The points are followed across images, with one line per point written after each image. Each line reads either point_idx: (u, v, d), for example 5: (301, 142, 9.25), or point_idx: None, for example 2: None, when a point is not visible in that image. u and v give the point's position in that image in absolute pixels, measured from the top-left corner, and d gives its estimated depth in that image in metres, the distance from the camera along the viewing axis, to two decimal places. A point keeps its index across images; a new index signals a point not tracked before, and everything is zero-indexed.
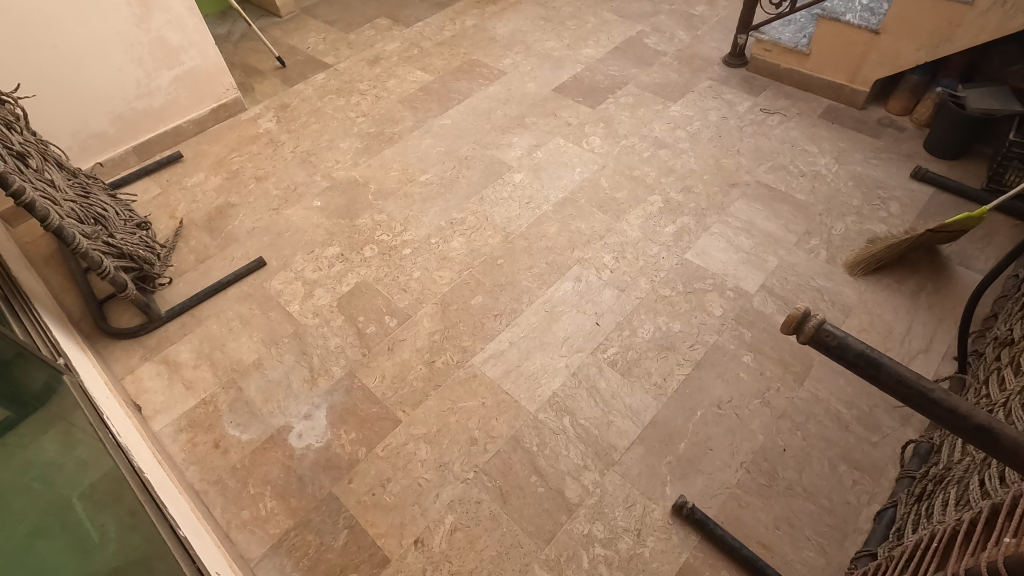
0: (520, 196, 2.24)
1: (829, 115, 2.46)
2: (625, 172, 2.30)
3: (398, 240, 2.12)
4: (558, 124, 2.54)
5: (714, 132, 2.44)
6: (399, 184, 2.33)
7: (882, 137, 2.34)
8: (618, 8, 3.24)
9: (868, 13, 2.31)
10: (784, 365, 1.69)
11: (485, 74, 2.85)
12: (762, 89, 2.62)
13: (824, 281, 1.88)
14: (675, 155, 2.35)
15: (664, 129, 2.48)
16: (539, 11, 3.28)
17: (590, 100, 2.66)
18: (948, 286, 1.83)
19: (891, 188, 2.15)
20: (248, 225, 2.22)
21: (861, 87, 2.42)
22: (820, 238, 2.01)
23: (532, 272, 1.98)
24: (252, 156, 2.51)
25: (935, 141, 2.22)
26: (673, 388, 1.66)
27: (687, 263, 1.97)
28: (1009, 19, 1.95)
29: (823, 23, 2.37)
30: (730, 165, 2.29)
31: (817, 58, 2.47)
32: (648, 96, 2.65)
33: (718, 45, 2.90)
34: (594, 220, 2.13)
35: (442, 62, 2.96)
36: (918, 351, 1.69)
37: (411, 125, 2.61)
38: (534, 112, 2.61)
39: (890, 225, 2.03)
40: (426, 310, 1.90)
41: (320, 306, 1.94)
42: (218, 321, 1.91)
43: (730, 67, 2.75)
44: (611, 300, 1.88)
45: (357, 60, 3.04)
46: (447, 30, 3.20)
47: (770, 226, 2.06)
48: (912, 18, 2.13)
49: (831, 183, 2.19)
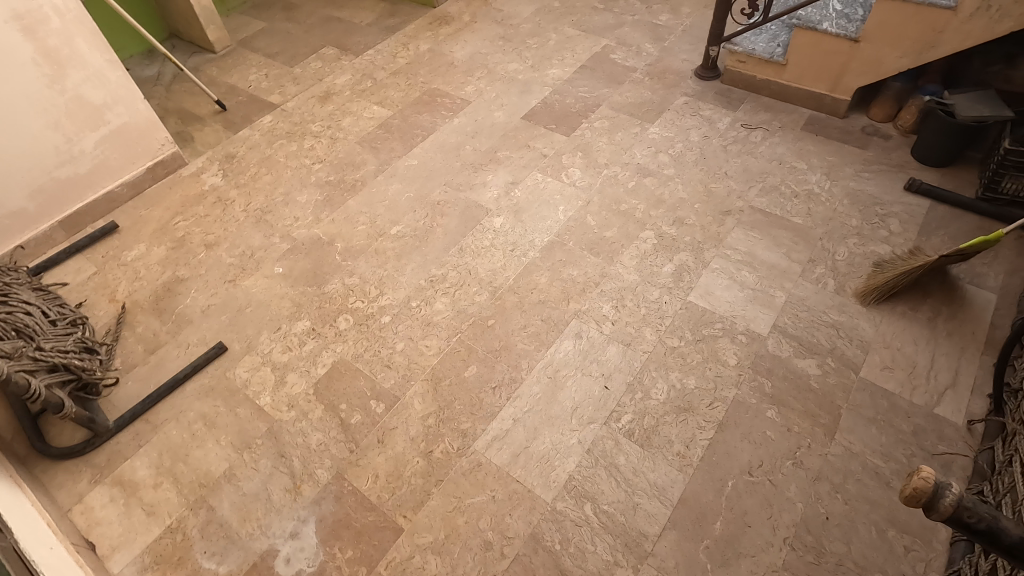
0: (503, 243, 2.07)
1: (812, 126, 2.37)
2: (612, 207, 2.15)
3: (375, 306, 1.92)
4: (534, 157, 2.37)
5: (698, 153, 2.32)
6: (369, 240, 2.12)
7: (869, 147, 2.26)
8: (579, 21, 3.09)
9: (845, 20, 2.21)
10: (811, 418, 1.57)
11: (447, 105, 2.66)
12: (740, 103, 2.51)
13: (837, 314, 1.78)
14: (661, 183, 2.22)
15: (646, 154, 2.34)
16: (497, 29, 3.09)
17: (563, 127, 2.49)
18: (963, 310, 1.75)
19: (888, 204, 2.06)
20: (202, 302, 1.97)
21: (842, 95, 2.33)
22: (825, 265, 1.90)
23: (528, 331, 1.81)
24: (198, 219, 2.25)
25: (924, 149, 2.15)
26: (698, 458, 1.52)
27: (692, 306, 1.84)
28: (995, 24, 1.87)
29: (799, 32, 2.26)
30: (721, 191, 2.16)
31: (795, 68, 2.37)
32: (624, 118, 2.51)
33: (688, 56, 2.77)
34: (587, 265, 1.97)
35: (400, 94, 2.75)
36: (946, 387, 1.60)
37: (374, 168, 2.40)
38: (507, 144, 2.44)
39: (893, 245, 1.94)
40: (415, 389, 1.70)
41: (295, 394, 1.72)
42: (178, 425, 1.67)
43: (703, 81, 2.63)
44: (618, 358, 1.73)
45: (306, 97, 2.80)
46: (401, 57, 2.98)
47: (773, 257, 1.94)
48: (894, 25, 2.04)
49: (826, 202, 2.09)
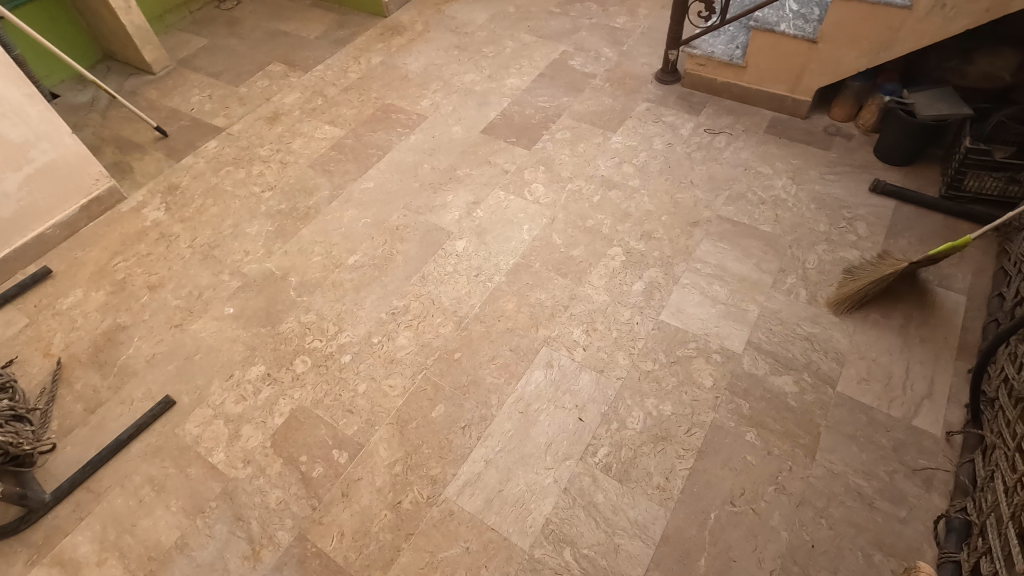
0: (467, 268, 1.98)
1: (775, 128, 2.34)
2: (578, 223, 2.08)
3: (334, 345, 1.81)
4: (496, 173, 2.29)
5: (662, 162, 2.26)
6: (325, 272, 2.01)
7: (833, 148, 2.24)
8: (535, 27, 3.00)
9: (802, 21, 2.18)
10: (791, 438, 1.52)
11: (402, 121, 2.55)
12: (702, 107, 2.46)
13: (811, 326, 1.74)
14: (627, 195, 2.15)
15: (610, 165, 2.27)
16: (451, 38, 2.99)
17: (524, 140, 2.41)
18: (934, 314, 1.73)
19: (854, 206, 2.04)
20: (147, 352, 1.84)
21: (803, 96, 2.30)
22: (796, 275, 1.86)
23: (496, 363, 1.73)
24: (139, 258, 2.11)
25: (886, 148, 2.13)
26: (679, 490, 1.46)
27: (665, 326, 1.78)
28: (951, 22, 1.85)
29: (757, 34, 2.22)
30: (687, 201, 2.11)
31: (754, 70, 2.33)
32: (586, 127, 2.44)
33: (648, 60, 2.72)
34: (554, 287, 1.90)
35: (352, 112, 2.63)
36: (923, 397, 1.57)
37: (328, 194, 2.28)
38: (466, 161, 2.35)
39: (862, 250, 1.92)
40: (380, 435, 1.61)
41: (250, 448, 1.61)
42: (123, 491, 1.55)
43: (664, 85, 2.58)
44: (591, 387, 1.66)
45: (253, 119, 2.66)
46: (352, 71, 2.86)
47: (743, 268, 1.90)
48: (851, 25, 2.01)
49: (794, 207, 2.06)
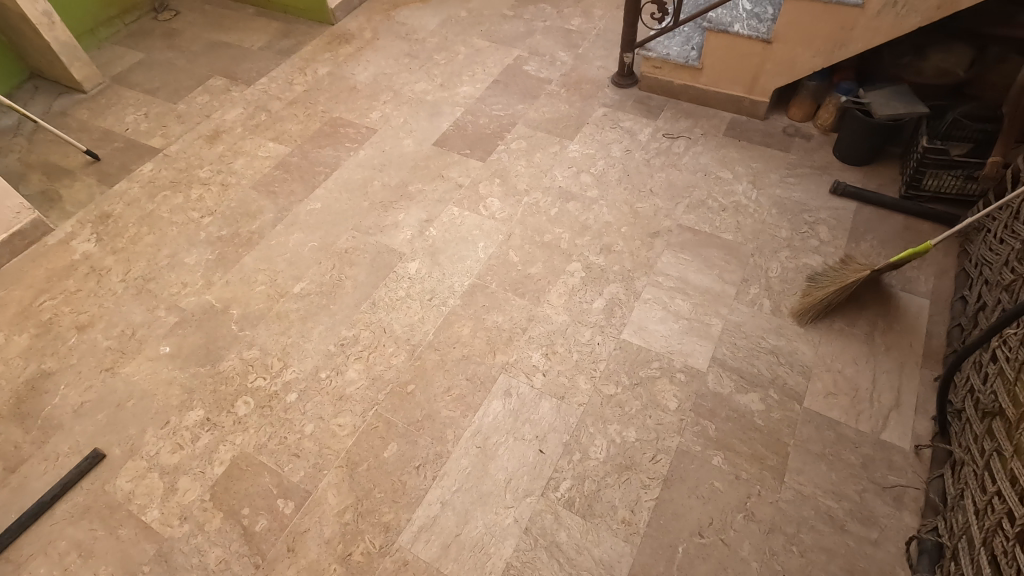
0: (419, 292, 1.88)
1: (733, 131, 2.29)
2: (535, 239, 2.00)
3: (278, 383, 1.70)
4: (449, 188, 2.19)
5: (621, 170, 2.19)
6: (269, 303, 1.89)
7: (792, 149, 2.19)
8: (488, 31, 2.90)
9: (755, 21, 2.12)
10: (758, 461, 1.47)
11: (351, 135, 2.44)
12: (659, 110, 2.40)
13: (776, 339, 1.69)
14: (585, 207, 2.08)
15: (567, 175, 2.19)
16: (401, 45, 2.87)
17: (478, 151, 2.32)
18: (899, 320, 1.70)
19: (815, 210, 1.99)
20: (74, 400, 1.70)
21: (760, 97, 2.25)
22: (759, 284, 1.81)
23: (451, 394, 1.64)
24: (67, 296, 1.96)
25: (845, 149, 2.10)
26: (645, 523, 1.39)
27: (627, 345, 1.71)
28: (903, 19, 1.81)
29: (711, 35, 2.16)
30: (647, 210, 2.04)
31: (711, 72, 2.28)
32: (542, 136, 2.36)
33: (603, 63, 2.64)
34: (512, 308, 1.81)
35: (298, 127, 2.50)
36: (890, 409, 1.53)
37: (272, 217, 2.15)
38: (418, 176, 2.25)
39: (825, 255, 1.87)
40: (328, 480, 1.50)
41: (188, 503, 1.49)
42: (47, 560, 1.42)
43: (621, 89, 2.51)
44: (552, 415, 1.58)
45: (191, 138, 2.52)
46: (297, 83, 2.73)
47: (705, 280, 1.84)
48: (804, 24, 1.97)
49: (755, 213, 2.00)
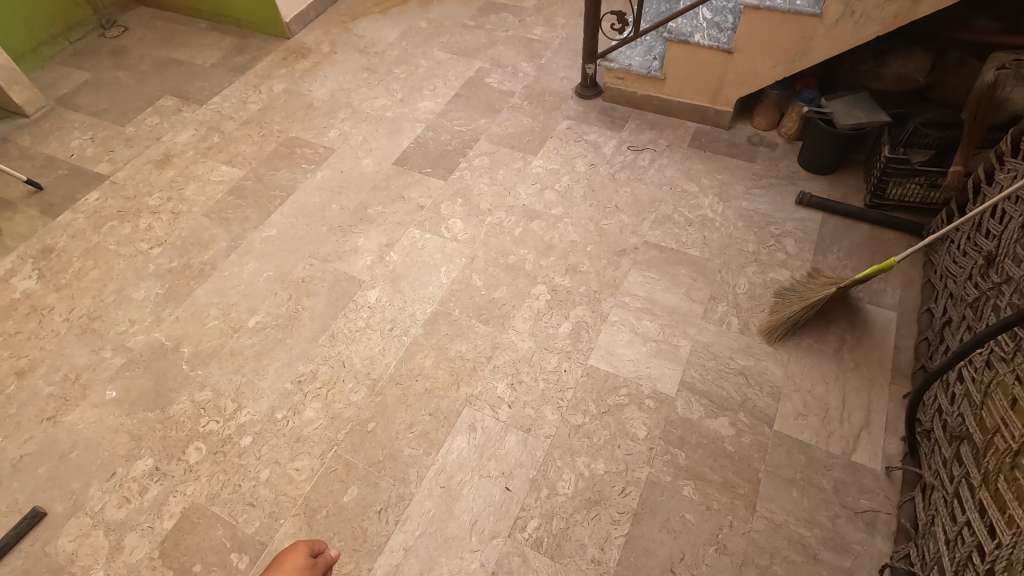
0: (380, 322, 1.81)
1: (699, 141, 2.26)
2: (499, 261, 1.94)
3: (233, 425, 1.62)
4: (410, 210, 2.12)
5: (586, 186, 2.15)
6: (222, 339, 1.81)
7: (757, 159, 2.17)
8: (449, 42, 2.84)
9: (716, 30, 2.09)
10: (730, 489, 1.43)
11: (308, 156, 2.35)
12: (624, 122, 2.36)
13: (745, 359, 1.66)
14: (550, 226, 2.02)
15: (531, 193, 2.14)
16: (359, 59, 2.79)
17: (439, 169, 2.25)
18: (866, 335, 1.68)
19: (781, 222, 1.97)
20: (13, 454, 1.60)
21: (724, 107, 2.22)
22: (727, 302, 1.78)
23: (414, 430, 1.58)
24: (6, 339, 1.85)
25: (809, 158, 2.08)
26: (615, 562, 1.35)
27: (594, 371, 1.66)
28: (861, 29, 1.79)
29: (672, 46, 2.13)
30: (613, 228, 2.00)
31: (673, 82, 2.24)
32: (505, 152, 2.30)
33: (567, 73, 2.59)
34: (475, 336, 1.76)
35: (252, 149, 2.41)
36: (860, 429, 1.51)
37: (225, 246, 2.07)
38: (378, 198, 2.17)
39: (792, 269, 1.85)
40: (286, 530, 1.44)
41: (137, 562, 1.41)
42: None
43: (585, 100, 2.46)
44: (518, 450, 1.53)
45: (140, 162, 2.41)
46: (252, 102, 2.63)
47: (672, 299, 1.80)
48: (764, 34, 1.94)
49: (721, 227, 1.97)
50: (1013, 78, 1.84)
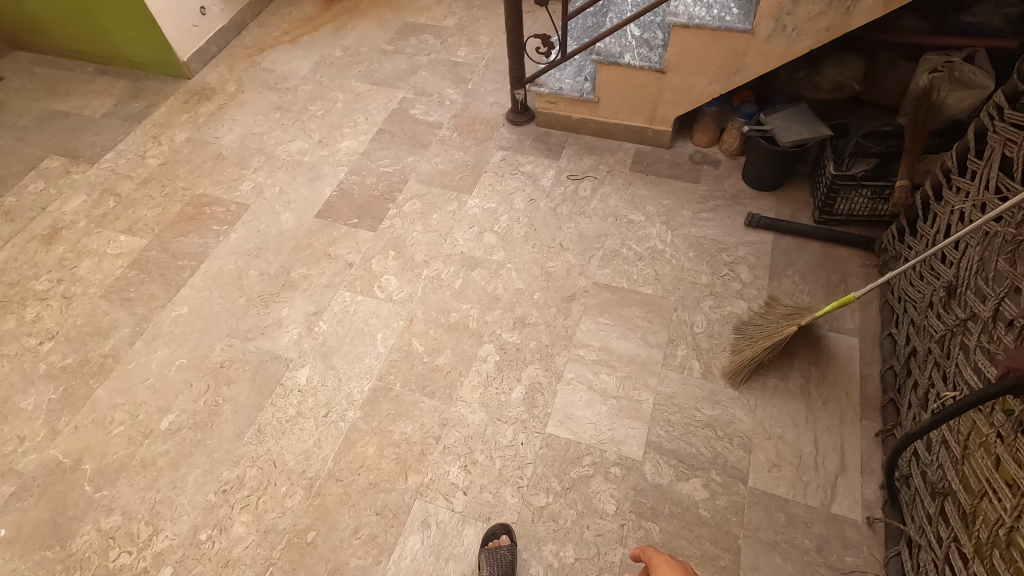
0: (313, 407, 1.62)
1: (640, 164, 2.14)
2: (440, 320, 1.78)
3: (149, 556, 1.41)
4: (339, 269, 1.93)
5: (527, 224, 2.00)
6: (130, 450, 1.58)
7: (701, 180, 2.07)
8: (368, 71, 2.64)
9: (646, 49, 1.98)
10: (710, 563, 1.33)
11: (219, 216, 2.12)
12: (561, 148, 2.22)
13: (711, 408, 1.55)
14: (492, 274, 1.87)
15: (469, 237, 1.98)
16: (270, 98, 2.56)
17: (367, 220, 2.06)
18: (831, 367, 1.60)
19: (733, 247, 1.88)
20: None
21: (662, 126, 2.11)
22: (686, 344, 1.67)
23: (359, 536, 1.41)
24: None
25: (754, 175, 2.00)
26: None
27: (554, 441, 1.52)
28: (795, 43, 1.70)
29: (603, 67, 2.00)
30: (560, 270, 1.86)
31: (608, 104, 2.12)
32: (437, 192, 2.13)
33: (496, 98, 2.44)
34: (421, 414, 1.59)
35: (154, 212, 2.15)
36: (836, 475, 1.43)
37: (128, 332, 1.82)
38: (301, 258, 1.97)
39: (748, 300, 1.76)
40: None
41: None
42: None
43: (518, 126, 2.31)
44: (478, 545, 1.38)
45: (23, 239, 2.11)
46: (151, 155, 2.36)
47: (629, 347, 1.68)
48: (696, 52, 1.83)
49: (672, 259, 1.87)
50: (947, 81, 1.81)
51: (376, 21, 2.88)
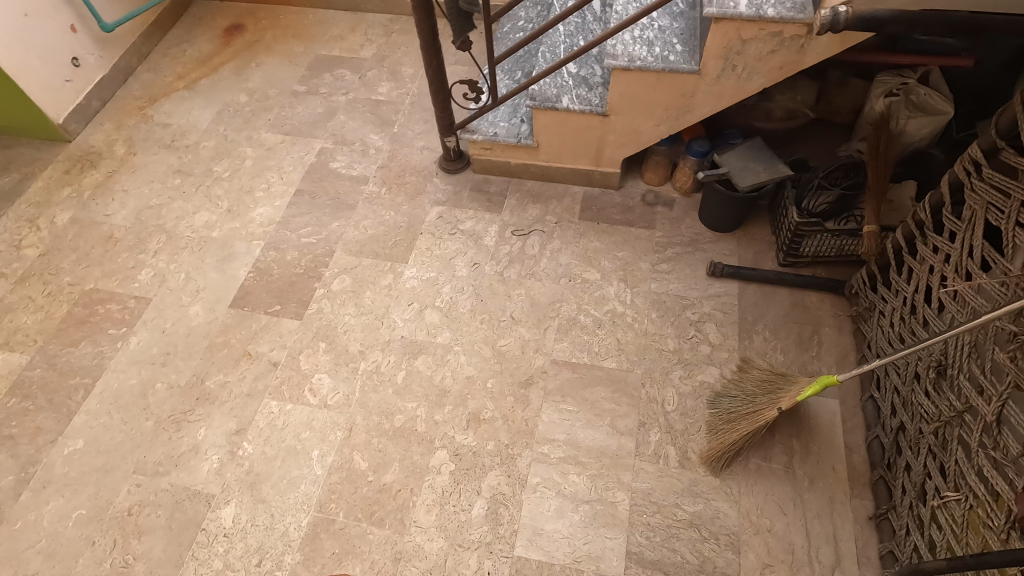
0: (244, 555, 1.40)
1: (590, 210, 1.96)
2: (384, 426, 1.56)
3: None
4: (262, 371, 1.68)
5: (473, 294, 1.80)
6: None
7: (657, 224, 1.91)
8: (279, 118, 2.35)
9: (585, 89, 1.78)
10: None
11: (115, 316, 1.82)
12: (502, 198, 2.02)
13: (693, 503, 1.41)
14: (438, 361, 1.67)
15: (409, 316, 1.76)
16: (168, 159, 2.24)
17: (290, 305, 1.81)
18: (815, 438, 1.48)
19: (697, 303, 1.73)
20: None
21: (610, 168, 1.93)
22: (659, 427, 1.52)
23: None
24: None
25: (713, 217, 1.84)
26: None
27: (525, 565, 1.35)
28: (746, 82, 1.53)
29: (539, 112, 1.80)
30: (513, 349, 1.67)
31: (549, 148, 1.92)
32: (368, 263, 1.89)
33: (426, 142, 2.20)
34: (370, 549, 1.39)
35: (35, 318, 1.83)
36: (833, 570, 1.31)
37: (12, 482, 1.53)
38: (218, 362, 1.71)
39: (719, 365, 1.61)
40: None
41: None
42: None
43: (453, 175, 2.09)
44: None
45: None
46: (28, 243, 2.02)
47: (598, 437, 1.51)
48: (640, 95, 1.65)
49: (634, 323, 1.70)
50: (905, 106, 1.69)
51: (283, 57, 2.57)
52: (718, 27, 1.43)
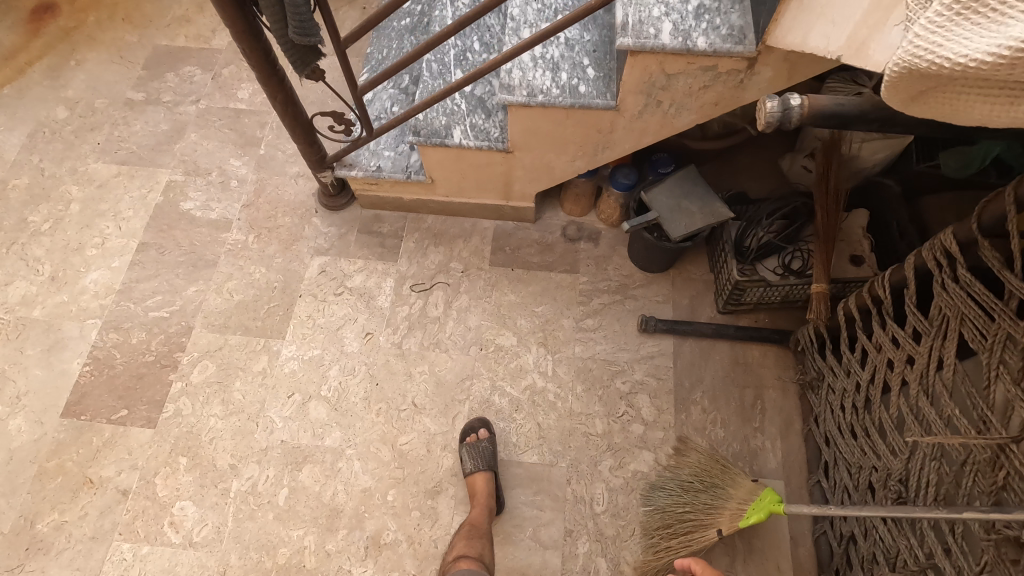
0: None
1: (502, 252, 1.65)
2: (265, 565, 1.31)
3: None
4: (107, 505, 1.37)
5: (366, 376, 1.50)
6: None
7: (580, 267, 1.63)
8: (111, 141, 1.86)
9: (481, 116, 1.42)
10: None
11: None
12: (398, 241, 1.68)
13: None
14: (328, 472, 1.39)
15: (289, 412, 1.46)
16: None
17: (140, 408, 1.47)
18: (759, 533, 1.32)
19: (628, 368, 1.50)
20: None
21: (522, 202, 1.61)
22: (588, 534, 1.33)
23: None
24: None
25: (643, 259, 1.57)
26: None
27: None
28: (674, 118, 1.22)
29: (426, 148, 1.43)
30: (416, 448, 1.42)
31: (446, 183, 1.57)
32: (236, 342, 1.55)
33: (301, 167, 1.80)
34: None
35: None
36: None
37: None
38: (50, 496, 1.38)
39: (654, 447, 1.41)
40: None
41: None
42: None
43: (336, 213, 1.72)
44: None
45: None
46: None
47: (517, 554, 1.31)
48: (547, 131, 1.32)
49: (557, 401, 1.46)
50: None
51: (111, 50, 2.02)
52: (636, 61, 1.10)
